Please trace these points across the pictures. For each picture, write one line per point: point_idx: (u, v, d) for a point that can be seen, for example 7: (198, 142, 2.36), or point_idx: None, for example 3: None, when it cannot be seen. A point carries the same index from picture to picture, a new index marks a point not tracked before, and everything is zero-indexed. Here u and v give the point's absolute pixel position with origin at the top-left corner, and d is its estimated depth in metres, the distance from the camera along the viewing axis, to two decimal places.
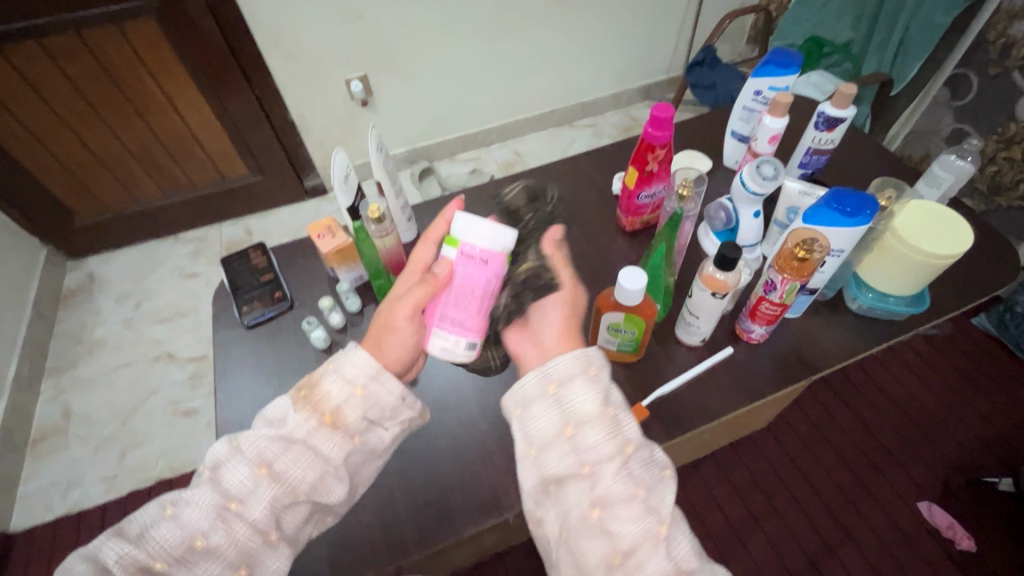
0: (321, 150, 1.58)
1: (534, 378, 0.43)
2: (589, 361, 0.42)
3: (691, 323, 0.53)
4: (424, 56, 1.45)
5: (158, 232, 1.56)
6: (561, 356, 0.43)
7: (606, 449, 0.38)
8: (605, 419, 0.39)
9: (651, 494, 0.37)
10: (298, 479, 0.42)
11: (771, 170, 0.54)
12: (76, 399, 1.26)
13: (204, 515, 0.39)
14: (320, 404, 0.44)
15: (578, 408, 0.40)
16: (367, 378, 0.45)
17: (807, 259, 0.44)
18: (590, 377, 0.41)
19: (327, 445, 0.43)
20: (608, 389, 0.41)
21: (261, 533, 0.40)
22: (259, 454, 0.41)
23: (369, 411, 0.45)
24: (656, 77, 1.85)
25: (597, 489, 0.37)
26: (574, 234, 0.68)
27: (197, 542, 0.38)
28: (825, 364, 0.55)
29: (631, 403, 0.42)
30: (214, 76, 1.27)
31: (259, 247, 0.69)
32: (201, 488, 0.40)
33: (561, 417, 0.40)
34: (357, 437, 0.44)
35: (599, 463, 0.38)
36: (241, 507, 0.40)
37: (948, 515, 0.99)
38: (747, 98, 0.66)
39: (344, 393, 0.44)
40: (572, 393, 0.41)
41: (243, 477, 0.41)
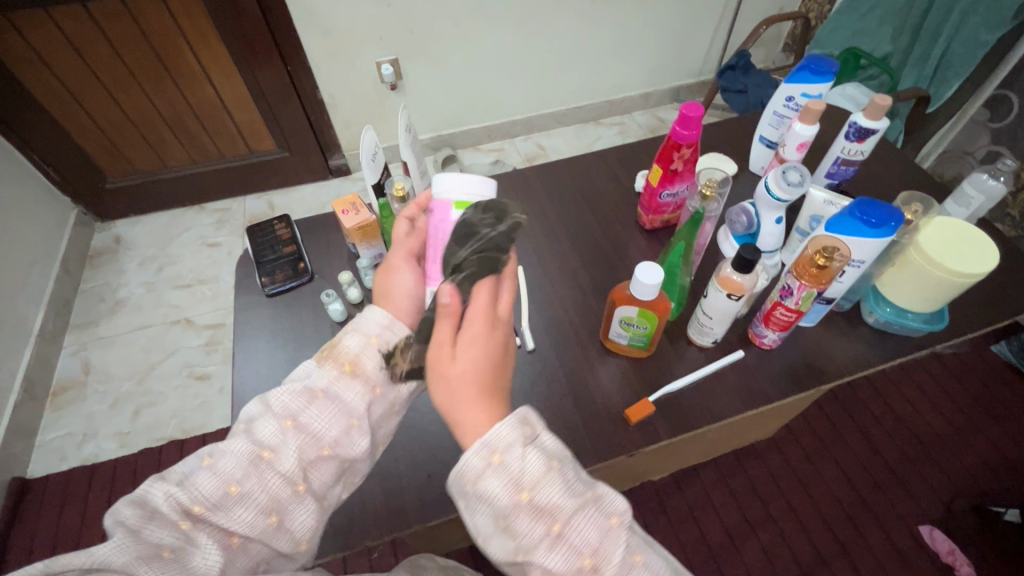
0: (348, 131, 1.59)
1: (449, 478, 0.38)
2: (493, 448, 0.37)
3: (704, 324, 0.53)
4: (456, 43, 1.45)
5: (184, 200, 1.59)
6: (466, 450, 0.37)
7: (535, 534, 0.36)
8: (525, 504, 0.36)
9: (599, 557, 0.36)
10: (324, 431, 0.44)
11: (796, 177, 0.53)
12: (96, 355, 1.30)
13: (238, 464, 0.41)
14: (340, 355, 0.47)
15: (498, 502, 0.37)
16: (379, 330, 0.49)
17: (827, 266, 0.44)
18: (499, 464, 0.37)
19: (350, 392, 0.46)
20: (516, 473, 0.36)
21: (292, 483, 0.42)
22: (286, 407, 0.44)
23: (385, 361, 0.48)
24: (687, 80, 1.83)
25: (542, 573, 0.36)
26: (592, 229, 0.68)
27: (232, 488, 0.40)
28: (835, 374, 0.55)
29: (553, 466, 0.37)
30: (249, 50, 1.30)
31: (283, 219, 0.70)
32: (234, 441, 0.42)
33: (488, 514, 0.37)
34: (377, 389, 0.47)
35: (532, 551, 0.36)
36: (273, 456, 0.42)
37: (949, 540, 0.98)
38: (779, 104, 0.65)
39: (361, 344, 0.47)
40: (485, 489, 0.37)
41: (272, 429, 0.43)
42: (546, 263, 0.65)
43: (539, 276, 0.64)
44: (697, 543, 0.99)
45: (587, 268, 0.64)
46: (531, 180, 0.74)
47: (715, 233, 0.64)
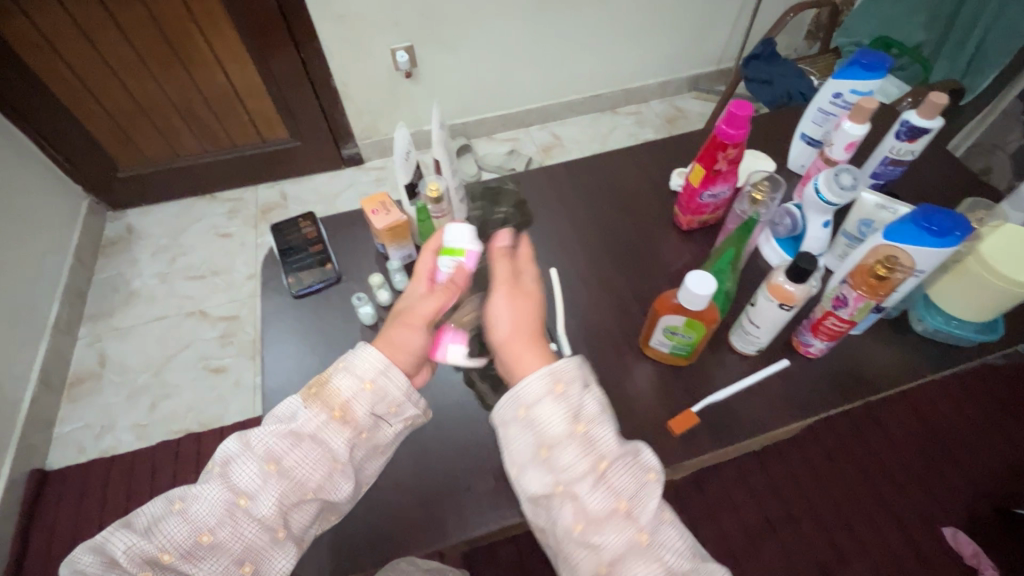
0: (361, 119, 1.56)
1: (505, 400, 0.45)
2: (558, 379, 0.44)
3: (749, 332, 0.51)
4: (471, 30, 1.42)
5: (195, 189, 1.57)
6: (531, 375, 0.44)
7: (581, 468, 0.41)
8: (578, 435, 0.42)
9: (633, 505, 0.40)
10: (305, 477, 0.46)
11: (850, 179, 0.51)
12: (112, 346, 1.30)
13: (213, 512, 0.44)
14: (329, 398, 0.48)
15: (550, 430, 0.42)
16: (376, 374, 0.49)
17: (888, 277, 0.43)
18: (560, 395, 0.43)
19: (336, 439, 0.47)
20: (576, 405, 0.43)
21: (268, 530, 0.45)
22: (268, 451, 0.46)
23: (376, 406, 0.49)
24: (706, 68, 1.79)
25: (578, 507, 0.40)
26: (626, 229, 0.66)
27: (204, 537, 0.44)
28: (883, 384, 0.53)
29: (606, 410, 0.43)
30: (262, 36, 1.27)
31: (309, 216, 0.68)
32: (211, 484, 0.45)
33: (535, 440, 0.43)
34: (365, 432, 0.48)
35: (574, 482, 0.41)
36: (249, 504, 0.45)
37: (973, 543, 0.96)
38: (825, 100, 0.61)
39: (353, 388, 0.48)
40: (543, 414, 0.43)
41: (251, 474, 0.46)
42: (580, 265, 0.63)
43: (573, 278, 0.61)
44: (717, 542, 0.99)
45: (623, 270, 0.62)
46: (561, 176, 0.71)
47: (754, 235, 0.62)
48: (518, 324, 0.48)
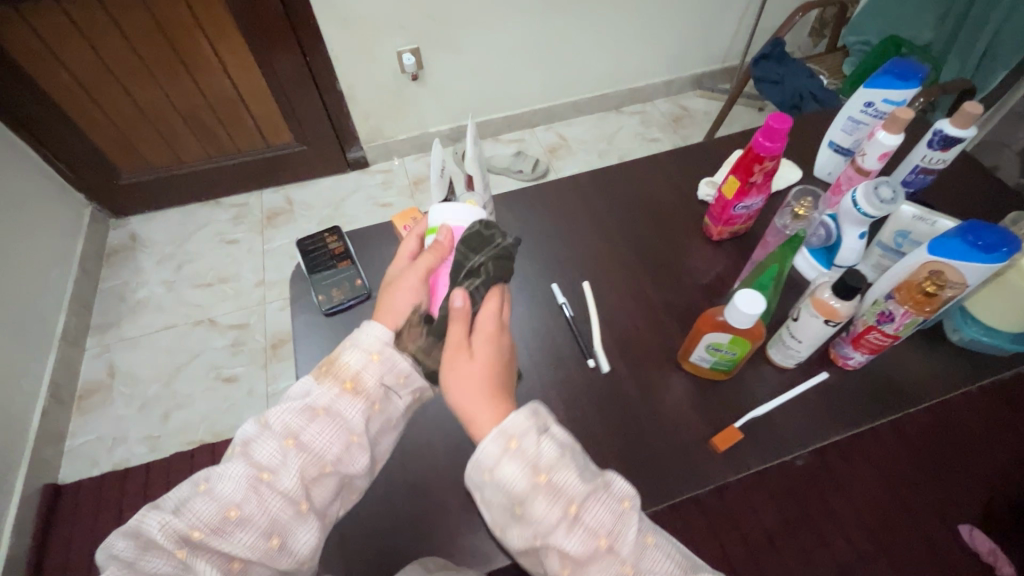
0: (367, 122, 1.55)
1: (465, 468, 0.40)
2: (509, 435, 0.39)
3: (790, 346, 0.51)
4: (478, 31, 1.41)
5: (199, 195, 1.55)
6: (483, 440, 0.40)
7: (554, 517, 0.38)
8: (542, 485, 0.38)
9: (615, 538, 0.38)
10: (325, 449, 0.44)
11: (889, 193, 0.51)
12: (121, 356, 1.28)
13: (237, 488, 0.42)
14: (339, 372, 0.47)
15: (514, 487, 0.39)
16: (382, 346, 0.48)
17: (935, 294, 0.42)
18: (516, 450, 0.39)
19: (351, 410, 0.46)
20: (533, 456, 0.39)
21: (294, 502, 0.43)
22: (286, 426, 0.45)
23: (386, 377, 0.48)
24: (711, 66, 1.78)
25: (561, 555, 0.38)
26: (656, 240, 0.65)
27: (231, 512, 0.41)
28: (923, 397, 0.53)
29: (566, 451, 0.39)
30: (268, 40, 1.25)
31: (334, 231, 0.68)
32: (233, 463, 0.43)
33: (504, 499, 0.39)
34: (377, 405, 0.47)
35: (548, 535, 0.37)
36: (273, 477, 0.43)
37: (990, 539, 0.97)
38: (856, 109, 0.62)
39: (363, 361, 0.47)
40: (502, 473, 0.39)
41: (272, 449, 0.44)
42: (612, 277, 0.62)
43: (606, 291, 0.61)
44: None
45: (655, 282, 0.62)
46: (587, 186, 0.71)
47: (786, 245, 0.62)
48: (473, 387, 0.43)
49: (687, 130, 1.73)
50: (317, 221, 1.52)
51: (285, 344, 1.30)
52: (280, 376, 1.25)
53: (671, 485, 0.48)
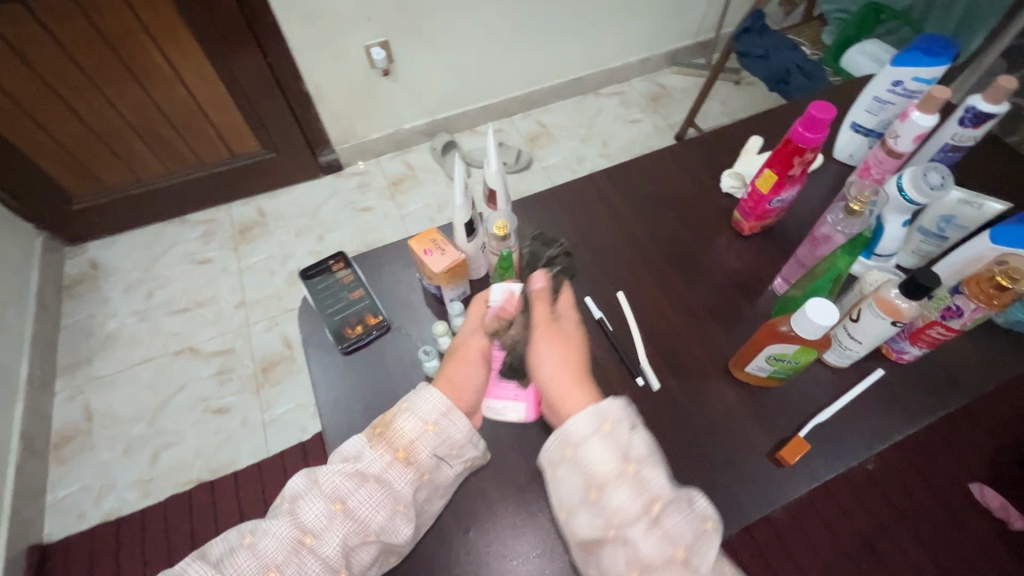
0: (338, 123, 1.45)
1: (552, 437, 0.42)
2: (605, 415, 0.42)
3: (847, 346, 0.49)
4: (450, 20, 1.33)
5: (162, 214, 1.44)
6: (575, 415, 0.42)
7: (634, 509, 0.38)
8: (628, 475, 0.39)
9: (692, 552, 0.37)
10: (369, 518, 0.43)
11: (938, 178, 0.49)
12: (97, 397, 1.19)
13: (280, 547, 0.42)
14: (393, 439, 0.45)
15: (597, 469, 0.40)
16: (439, 416, 0.46)
17: (1008, 289, 0.42)
18: (609, 432, 0.41)
19: (400, 480, 0.44)
20: (625, 442, 0.40)
21: (332, 570, 0.42)
22: (334, 489, 0.43)
23: (438, 447, 0.46)
24: (685, 41, 1.75)
25: (630, 554, 0.37)
26: (685, 239, 0.62)
27: (270, 573, 0.41)
28: (977, 384, 0.52)
29: (655, 450, 0.41)
30: (223, 41, 1.14)
31: (340, 257, 0.62)
32: (279, 519, 0.43)
33: (583, 481, 0.40)
34: (426, 474, 0.46)
35: (626, 527, 0.38)
36: (315, 542, 0.42)
37: (1000, 496, 0.94)
38: (883, 89, 0.60)
39: (417, 429, 0.46)
40: (591, 450, 0.41)
41: (318, 511, 0.43)
42: (648, 285, 0.59)
43: (644, 300, 0.58)
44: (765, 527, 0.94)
45: (693, 286, 0.59)
46: (606, 186, 0.67)
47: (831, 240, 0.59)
48: (564, 368, 0.47)
49: (667, 108, 1.70)
50: (294, 232, 1.44)
51: (275, 367, 1.22)
52: (275, 403, 1.18)
53: (744, 507, 0.46)
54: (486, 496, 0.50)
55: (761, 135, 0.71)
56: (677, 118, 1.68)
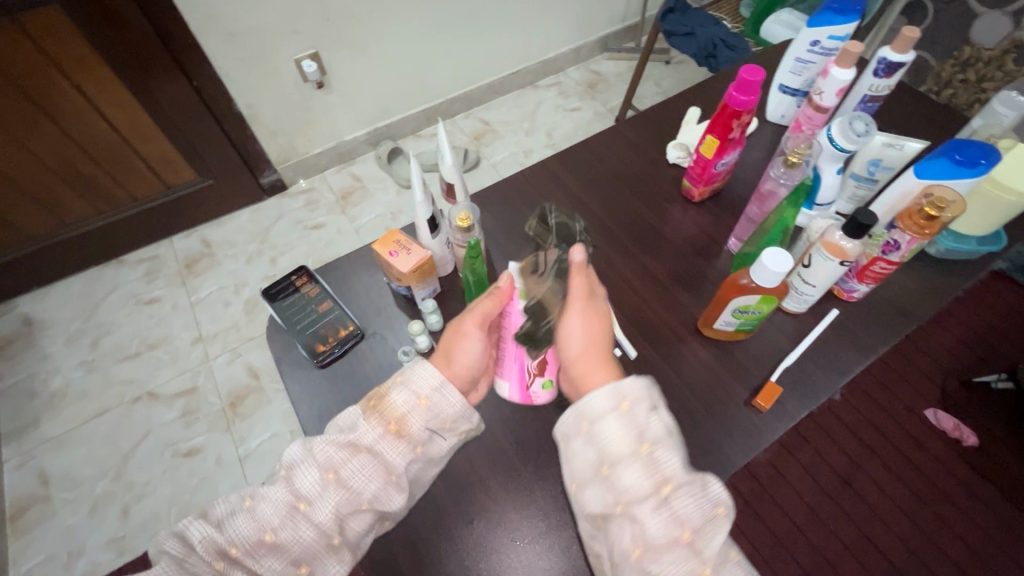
0: (276, 142, 1.40)
1: (568, 411, 0.43)
2: (623, 394, 0.41)
3: (803, 292, 0.52)
4: (380, 26, 1.31)
5: (97, 257, 1.35)
6: (594, 390, 0.42)
7: (643, 487, 0.38)
8: (641, 455, 0.39)
9: (697, 536, 0.37)
10: (362, 489, 0.42)
11: (863, 126, 0.52)
12: (51, 460, 1.11)
13: (276, 512, 0.41)
14: (385, 412, 0.44)
15: (612, 447, 0.40)
16: (432, 390, 0.45)
17: (937, 217, 0.45)
18: (626, 411, 0.41)
19: (392, 452, 0.43)
20: (642, 424, 0.40)
21: (326, 536, 0.41)
22: (328, 459, 0.42)
23: (430, 420, 0.45)
24: (614, 26, 1.79)
25: (638, 530, 0.37)
26: (642, 212, 0.64)
27: (267, 537, 0.41)
28: (921, 312, 0.56)
29: (673, 432, 0.40)
30: (142, 68, 1.09)
31: (302, 271, 0.61)
32: (276, 486, 0.42)
33: (597, 456, 0.41)
34: (420, 447, 0.45)
35: (635, 503, 0.38)
36: (310, 509, 0.41)
37: (952, 417, 1.01)
38: (803, 50, 0.64)
39: (409, 404, 0.44)
40: (606, 427, 0.41)
41: (313, 480, 0.42)
42: (613, 260, 0.60)
43: (611, 275, 0.59)
44: (749, 481, 0.98)
45: (655, 256, 0.61)
46: (559, 171, 0.68)
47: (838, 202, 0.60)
48: (593, 345, 0.46)
49: (604, 94, 1.74)
50: (245, 259, 1.38)
51: (244, 400, 1.18)
52: (249, 436, 1.13)
53: (732, 455, 0.48)
54: (485, 487, 0.51)
55: (699, 106, 0.74)
56: (615, 102, 1.72)
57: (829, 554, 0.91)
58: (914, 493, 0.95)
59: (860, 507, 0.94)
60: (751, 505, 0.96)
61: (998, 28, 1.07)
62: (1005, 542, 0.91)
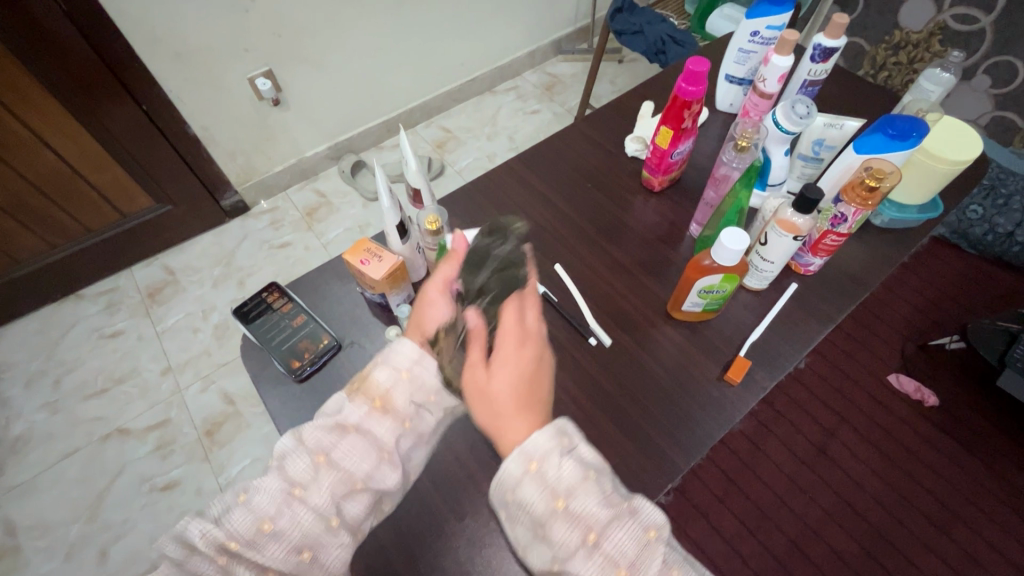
0: (235, 162, 1.38)
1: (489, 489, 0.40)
2: (529, 456, 0.38)
3: (762, 269, 0.55)
4: (333, 38, 1.30)
5: (53, 293, 1.30)
6: (505, 457, 0.39)
7: (572, 541, 0.36)
8: (559, 512, 0.37)
9: (636, 571, 0.35)
10: (355, 466, 0.43)
11: (803, 109, 0.55)
12: (18, 508, 1.06)
13: (272, 499, 0.40)
14: (369, 390, 0.46)
15: (534, 509, 0.38)
16: (411, 363, 0.48)
17: (877, 187, 0.49)
18: (536, 471, 0.38)
19: (380, 428, 0.45)
20: (552, 478, 0.38)
21: (324, 519, 0.41)
22: (317, 443, 0.43)
23: (415, 395, 0.47)
24: (566, 29, 1.82)
25: None
26: (605, 205, 0.66)
27: (266, 525, 0.39)
28: (872, 279, 0.60)
29: (586, 474, 0.38)
30: (88, 94, 1.05)
31: (274, 287, 0.61)
32: (269, 476, 0.42)
33: (526, 523, 0.38)
34: (408, 422, 0.46)
35: (567, 561, 0.36)
36: (305, 493, 0.41)
37: (913, 379, 1.06)
38: (744, 41, 0.67)
39: (392, 378, 0.46)
40: (523, 493, 0.38)
41: (304, 465, 0.42)
42: (582, 253, 0.62)
43: (581, 268, 0.61)
44: (731, 459, 1.01)
45: (622, 246, 0.63)
46: (523, 171, 0.69)
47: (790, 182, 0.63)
48: (508, 395, 0.42)
49: (562, 95, 1.77)
50: (211, 283, 1.35)
51: (221, 427, 1.15)
52: (229, 463, 1.11)
53: (709, 429, 0.50)
54: (475, 483, 0.51)
55: (651, 100, 0.77)
56: (573, 102, 1.75)
57: (811, 521, 0.94)
58: (884, 455, 1.00)
59: (836, 473, 0.98)
60: (734, 482, 0.99)
61: (923, 12, 1.14)
62: (970, 492, 0.96)
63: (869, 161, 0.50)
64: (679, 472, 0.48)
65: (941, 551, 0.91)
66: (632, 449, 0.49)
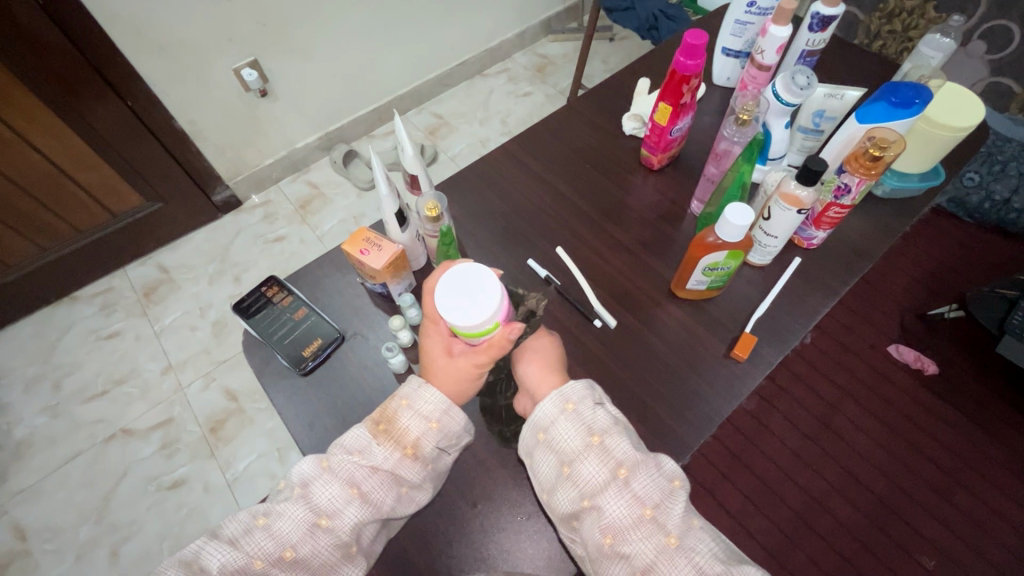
0: (224, 157, 1.36)
1: (525, 427, 0.46)
2: (567, 398, 0.45)
3: (766, 244, 0.55)
4: (318, 26, 1.27)
5: (48, 296, 1.28)
6: (542, 401, 0.46)
7: (603, 476, 0.42)
8: (595, 446, 0.43)
9: (659, 510, 0.41)
10: (381, 503, 0.44)
11: (804, 80, 0.54)
12: (26, 512, 1.06)
13: (296, 528, 0.42)
14: (399, 439, 0.46)
15: (568, 446, 0.44)
16: (440, 412, 0.47)
17: (881, 157, 0.48)
18: (572, 413, 0.45)
19: (409, 473, 0.45)
20: (589, 419, 0.44)
21: (343, 548, 0.43)
22: (348, 476, 0.44)
23: (441, 441, 0.47)
24: (555, 8, 1.79)
25: (604, 520, 0.41)
26: (604, 185, 0.65)
27: (287, 552, 0.42)
28: (875, 250, 0.60)
29: (618, 421, 0.45)
30: (70, 92, 1.03)
31: (273, 281, 0.60)
32: (293, 504, 0.43)
33: (556, 459, 0.44)
34: (431, 465, 0.46)
35: (599, 493, 0.42)
36: (329, 523, 0.43)
37: (912, 349, 1.07)
38: (740, 12, 0.66)
39: (422, 428, 0.46)
40: (558, 432, 0.45)
41: (331, 497, 0.43)
42: (583, 235, 0.61)
43: (581, 250, 0.60)
44: (734, 435, 1.02)
45: (622, 226, 0.62)
46: (519, 154, 0.68)
47: (791, 154, 0.62)
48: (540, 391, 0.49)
49: (553, 76, 1.74)
50: (206, 281, 1.34)
51: (225, 424, 1.15)
52: (234, 459, 1.11)
53: (717, 406, 0.50)
54: (484, 470, 0.51)
55: (647, 76, 0.75)
56: (565, 83, 1.73)
57: (814, 493, 0.95)
58: (885, 424, 1.01)
59: (838, 445, 0.99)
60: (737, 457, 1.00)
61: None
62: (970, 458, 0.97)
63: (873, 131, 0.50)
64: (689, 451, 0.48)
65: (942, 516, 0.92)
66: (642, 429, 0.49)
